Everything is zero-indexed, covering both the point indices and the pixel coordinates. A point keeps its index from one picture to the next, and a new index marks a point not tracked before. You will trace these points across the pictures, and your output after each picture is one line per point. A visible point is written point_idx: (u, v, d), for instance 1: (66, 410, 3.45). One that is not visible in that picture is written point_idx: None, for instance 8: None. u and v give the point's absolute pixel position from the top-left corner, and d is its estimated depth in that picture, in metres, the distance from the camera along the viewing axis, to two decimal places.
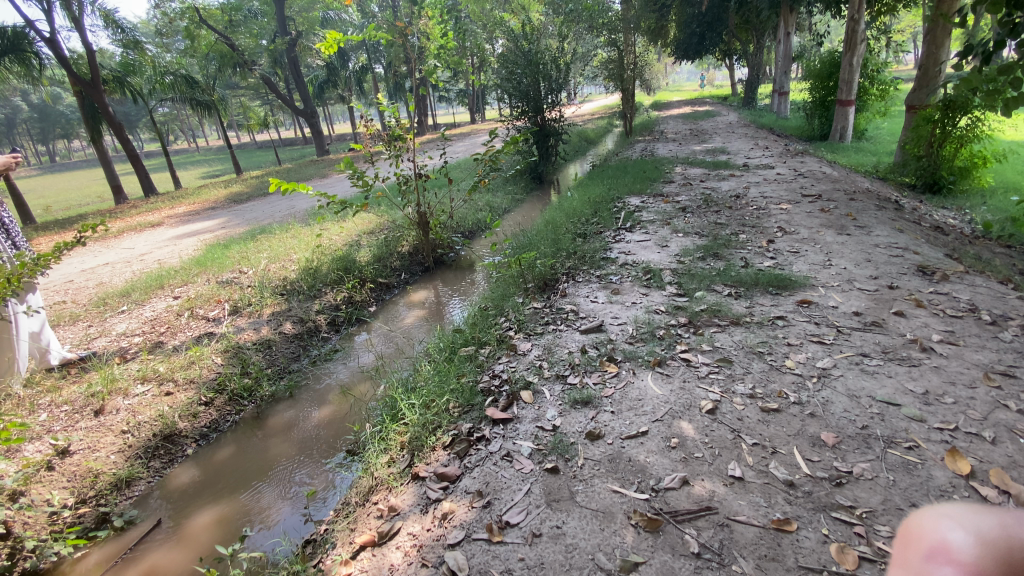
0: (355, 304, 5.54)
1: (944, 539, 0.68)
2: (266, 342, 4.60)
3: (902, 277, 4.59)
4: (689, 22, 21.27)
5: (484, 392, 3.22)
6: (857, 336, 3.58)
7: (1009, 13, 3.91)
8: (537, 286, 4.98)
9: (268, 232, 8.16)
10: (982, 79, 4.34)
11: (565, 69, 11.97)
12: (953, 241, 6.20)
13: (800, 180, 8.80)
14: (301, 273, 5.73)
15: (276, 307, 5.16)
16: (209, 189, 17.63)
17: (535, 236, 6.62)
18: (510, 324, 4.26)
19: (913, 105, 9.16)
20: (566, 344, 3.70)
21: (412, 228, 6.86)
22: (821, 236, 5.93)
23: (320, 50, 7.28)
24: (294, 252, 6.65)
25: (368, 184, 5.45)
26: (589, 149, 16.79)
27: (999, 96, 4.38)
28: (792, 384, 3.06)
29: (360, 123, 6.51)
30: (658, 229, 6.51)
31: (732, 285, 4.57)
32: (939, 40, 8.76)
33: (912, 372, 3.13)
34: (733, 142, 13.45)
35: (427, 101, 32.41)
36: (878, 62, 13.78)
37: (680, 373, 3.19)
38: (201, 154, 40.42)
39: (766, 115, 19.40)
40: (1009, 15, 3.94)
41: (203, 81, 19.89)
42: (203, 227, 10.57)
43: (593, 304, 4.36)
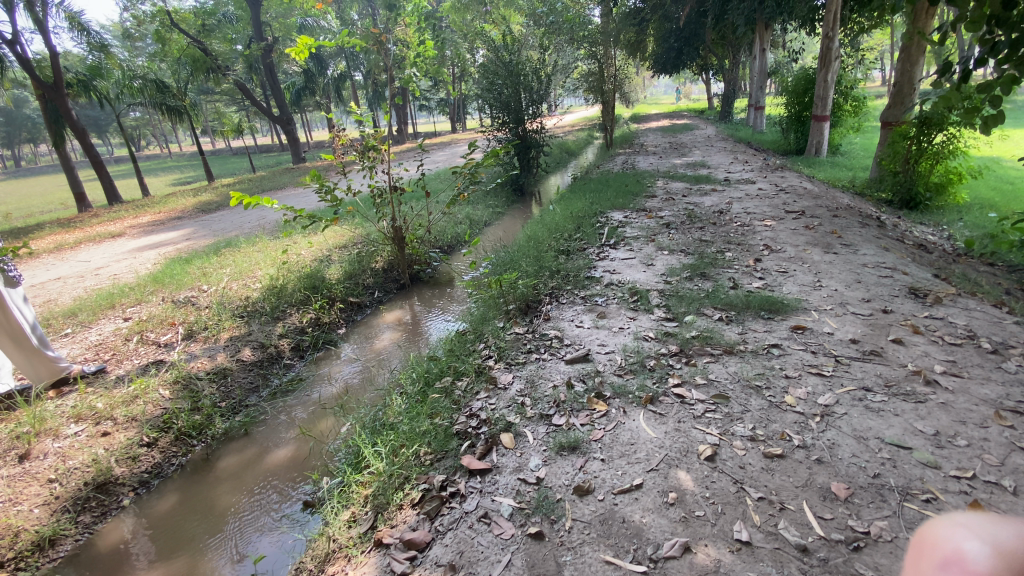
0: (322, 327, 5.17)
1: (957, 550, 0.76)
2: (221, 372, 4.20)
3: (895, 300, 4.45)
4: (668, 36, 21.52)
5: (460, 435, 2.90)
6: (857, 367, 3.38)
7: (989, 30, 3.64)
8: (518, 308, 4.69)
9: (234, 245, 7.71)
10: (960, 97, 4.14)
11: (546, 80, 11.82)
12: (937, 260, 6.14)
13: (782, 195, 8.75)
14: (265, 292, 5.33)
15: (236, 330, 4.75)
16: (178, 197, 16.92)
17: (516, 252, 6.36)
18: (489, 351, 3.96)
19: (889, 121, 9.22)
20: (550, 376, 3.40)
21: (387, 243, 6.52)
22: (808, 255, 5.79)
23: (290, 55, 6.90)
24: (258, 268, 6.24)
25: (336, 198, 5.08)
26: (571, 162, 16.68)
27: (977, 113, 4.19)
28: (794, 424, 2.82)
29: (332, 133, 6.17)
30: (642, 246, 6.32)
31: (722, 309, 4.36)
32: (913, 58, 8.82)
33: (919, 409, 2.92)
34: (713, 156, 13.50)
35: (408, 110, 32.17)
36: (852, 79, 14.03)
37: (674, 412, 2.93)
38: (173, 160, 39.35)
39: (743, 129, 19.64)
40: (989, 32, 3.67)
41: (174, 86, 19.26)
42: (167, 239, 10.01)
43: (578, 330, 4.08)
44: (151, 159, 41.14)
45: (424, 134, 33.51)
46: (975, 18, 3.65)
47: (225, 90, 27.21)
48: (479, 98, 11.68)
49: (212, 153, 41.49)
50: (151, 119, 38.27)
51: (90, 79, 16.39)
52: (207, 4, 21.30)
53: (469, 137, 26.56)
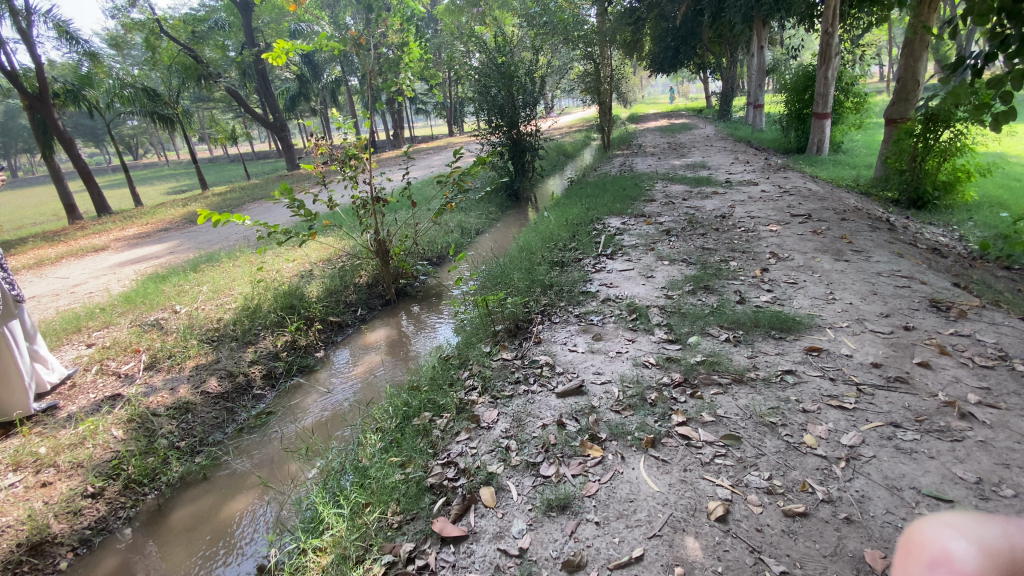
0: (298, 350, 4.82)
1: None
2: (183, 407, 3.86)
3: (916, 315, 4.09)
4: (664, 36, 21.19)
5: (433, 490, 2.54)
6: (881, 397, 3.02)
7: (999, 22, 3.34)
8: (507, 329, 4.34)
9: (215, 260, 7.36)
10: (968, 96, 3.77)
11: (540, 82, 11.47)
12: (953, 265, 5.78)
13: (786, 198, 8.39)
14: (238, 313, 4.97)
15: (202, 359, 4.40)
16: (168, 207, 16.58)
17: (507, 264, 6.01)
18: (472, 381, 3.60)
19: (894, 117, 8.83)
20: (539, 413, 3.04)
21: (371, 257, 6.16)
22: (818, 264, 5.44)
23: (267, 60, 6.51)
24: (235, 286, 5.90)
25: (309, 213, 4.69)
26: (568, 164, 16.32)
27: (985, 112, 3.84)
28: (816, 472, 2.47)
29: (310, 142, 5.82)
30: (641, 255, 5.97)
31: (729, 328, 4.00)
32: (917, 52, 8.49)
33: (956, 450, 2.56)
34: (713, 156, 13.14)
35: (405, 113, 31.86)
36: (852, 75, 13.68)
37: (679, 458, 2.57)
38: (169, 168, 39.06)
39: (742, 127, 19.27)
40: (998, 25, 3.37)
41: (165, 94, 18.94)
42: (151, 253, 9.67)
43: (571, 355, 3.72)
44: (147, 168, 40.81)
45: (420, 138, 33.20)
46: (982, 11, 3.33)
47: (218, 97, 26.90)
48: (472, 102, 11.34)
49: (208, 160, 41.21)
50: (146, 128, 38.01)
51: (78, 89, 16.06)
52: (198, 11, 21.00)
53: (465, 140, 26.27)
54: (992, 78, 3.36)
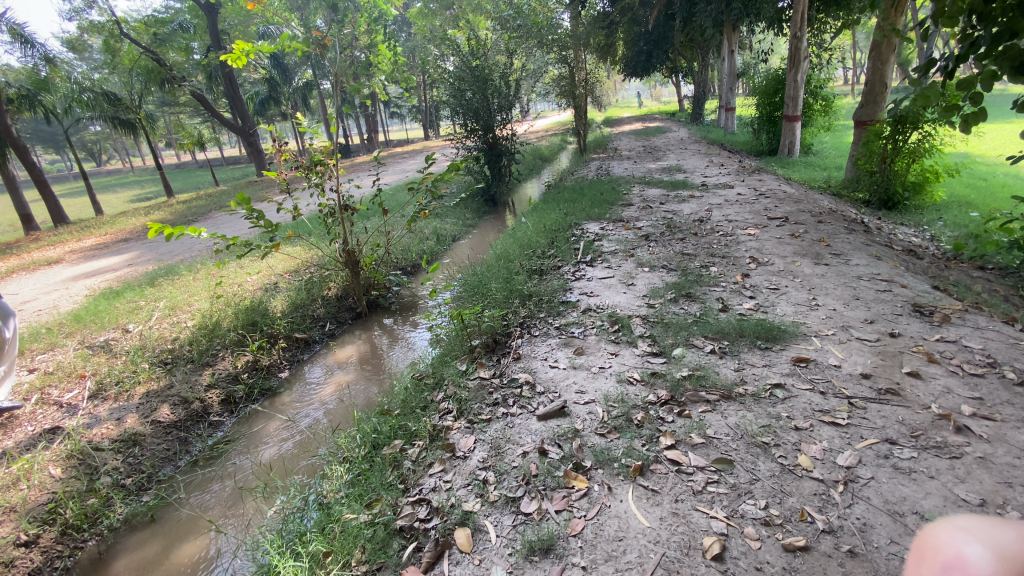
0: (260, 371, 4.52)
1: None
2: (130, 440, 3.53)
3: (900, 321, 4.01)
4: (637, 40, 21.31)
5: (403, 533, 2.32)
6: (873, 412, 2.90)
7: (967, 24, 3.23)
8: (484, 345, 4.11)
9: (174, 272, 6.96)
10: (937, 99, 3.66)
11: (515, 85, 11.30)
12: (929, 266, 5.79)
13: (762, 200, 8.38)
14: (194, 333, 4.63)
15: (154, 384, 4.06)
16: (130, 216, 15.85)
17: (484, 274, 5.79)
18: (447, 404, 3.36)
19: (863, 120, 8.91)
20: (519, 439, 2.84)
21: (341, 268, 5.88)
22: (798, 268, 5.37)
23: (226, 62, 6.17)
24: (193, 302, 5.54)
25: (269, 224, 4.39)
26: (545, 168, 16.17)
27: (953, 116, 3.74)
28: (814, 498, 2.31)
29: (273, 148, 5.52)
30: (621, 262, 5.82)
31: (713, 338, 3.86)
32: (884, 56, 8.59)
33: (956, 468, 2.44)
34: (688, 159, 13.17)
35: (378, 117, 31.39)
36: (820, 78, 13.91)
37: (669, 488, 2.39)
38: (132, 175, 37.63)
39: (715, 130, 19.43)
40: (967, 27, 3.26)
41: (127, 98, 18.17)
42: (108, 265, 9.14)
43: (552, 371, 3.52)
44: (109, 175, 39.25)
45: (394, 142, 32.71)
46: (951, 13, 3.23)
47: (183, 101, 26.04)
48: (446, 105, 11.11)
49: (175, 166, 39.94)
50: (109, 135, 36.57)
51: (33, 94, 15.26)
52: (161, 13, 20.26)
53: (440, 144, 25.97)
54: (962, 80, 3.24)
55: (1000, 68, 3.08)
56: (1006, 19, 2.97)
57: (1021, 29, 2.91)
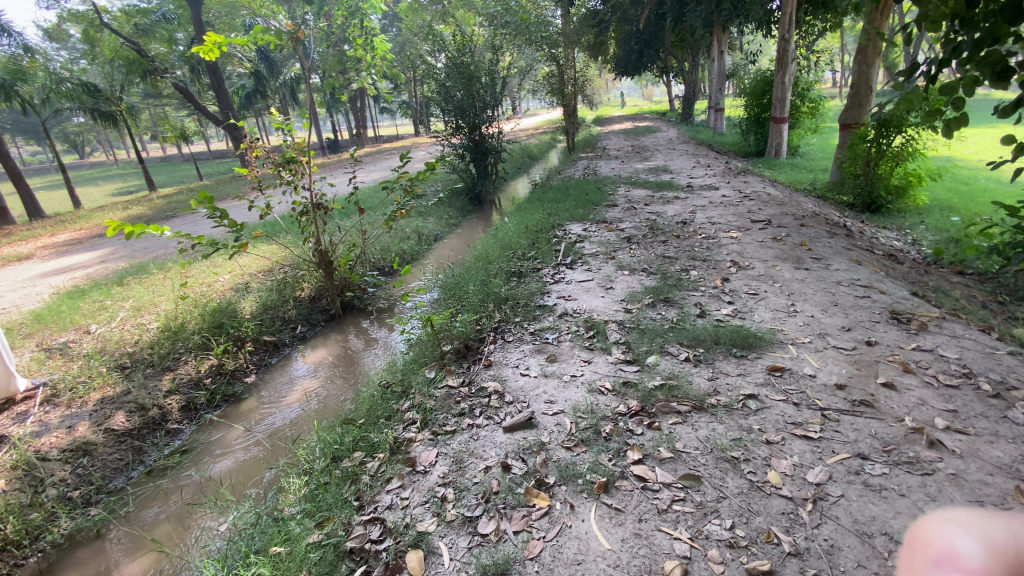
0: (224, 376, 4.37)
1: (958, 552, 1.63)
2: (81, 449, 3.38)
3: (877, 328, 3.96)
4: (628, 39, 21.25)
5: (353, 555, 2.21)
6: (846, 424, 2.84)
7: (952, 28, 3.15)
8: (456, 351, 3.98)
9: (145, 271, 6.75)
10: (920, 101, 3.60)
11: (502, 82, 11.15)
12: (908, 271, 5.77)
13: (746, 202, 8.34)
14: (156, 336, 4.46)
15: (110, 390, 3.88)
16: (107, 211, 15.41)
17: (462, 275, 5.68)
18: (411, 414, 3.25)
19: (848, 123, 8.89)
20: (482, 452, 2.73)
21: (314, 268, 5.73)
22: (778, 273, 5.31)
23: (198, 54, 5.95)
24: (159, 302, 5.36)
25: (235, 224, 4.22)
26: (533, 167, 16.02)
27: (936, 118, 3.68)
28: (781, 517, 2.24)
29: (243, 143, 5.34)
30: (601, 264, 5.72)
31: (689, 346, 3.77)
32: (869, 59, 8.57)
33: (927, 485, 2.37)
34: (676, 160, 13.13)
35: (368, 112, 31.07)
36: (808, 80, 13.93)
37: (633, 506, 2.29)
38: (116, 168, 36.88)
39: (704, 131, 19.39)
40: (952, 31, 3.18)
41: (108, 89, 17.73)
42: (79, 262, 8.88)
43: (522, 380, 3.41)
44: (92, 168, 38.37)
45: (383, 138, 32.38)
46: (935, 18, 3.15)
47: (167, 94, 25.52)
48: (432, 101, 10.94)
49: (159, 160, 39.17)
50: (92, 127, 35.79)
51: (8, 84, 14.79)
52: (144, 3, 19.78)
53: (428, 140, 25.68)
54: (946, 85, 3.15)
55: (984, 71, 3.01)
56: (988, 26, 2.92)
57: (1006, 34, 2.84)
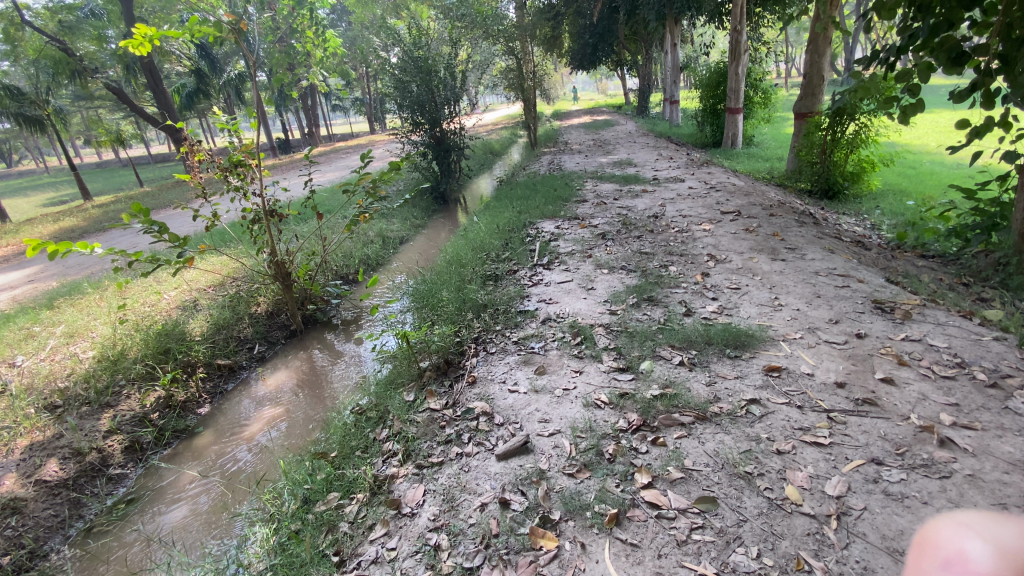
0: (174, 409, 3.92)
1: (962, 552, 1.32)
2: (7, 507, 2.83)
3: (864, 319, 3.90)
4: (582, 33, 21.22)
5: None
6: (854, 426, 2.72)
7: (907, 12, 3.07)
8: (436, 366, 3.68)
9: (79, 291, 6.08)
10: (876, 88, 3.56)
11: (461, 77, 10.79)
12: (877, 256, 5.81)
13: (714, 193, 8.33)
14: (93, 367, 3.94)
15: (40, 434, 3.34)
16: (36, 224, 14.09)
17: (433, 281, 5.35)
18: (392, 445, 2.94)
19: (802, 112, 8.93)
20: (477, 486, 2.46)
21: (270, 281, 5.27)
22: (757, 265, 5.24)
23: (126, 48, 5.34)
24: (95, 327, 4.79)
25: (177, 237, 3.75)
26: (496, 163, 15.72)
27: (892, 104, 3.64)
28: (808, 539, 2.07)
29: (183, 146, 4.82)
30: (579, 263, 5.52)
31: (681, 348, 3.60)
32: (821, 48, 8.68)
33: (948, 490, 2.25)
34: (638, 152, 13.11)
35: (320, 110, 29.91)
36: (760, 71, 14.18)
37: (650, 540, 2.08)
38: (47, 177, 34.18)
39: (661, 123, 19.57)
40: (907, 16, 3.11)
41: (31, 91, 16.24)
42: (4, 282, 7.99)
43: (511, 398, 3.14)
44: (21, 177, 35.52)
45: (338, 138, 31.30)
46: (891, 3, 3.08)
47: (100, 95, 23.72)
48: (388, 98, 10.47)
49: (95, 166, 36.56)
50: (17, 135, 32.89)
51: None
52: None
53: (385, 138, 24.92)
54: (900, 73, 3.11)
55: (938, 58, 2.95)
56: (942, 11, 2.84)
57: (958, 19, 2.79)
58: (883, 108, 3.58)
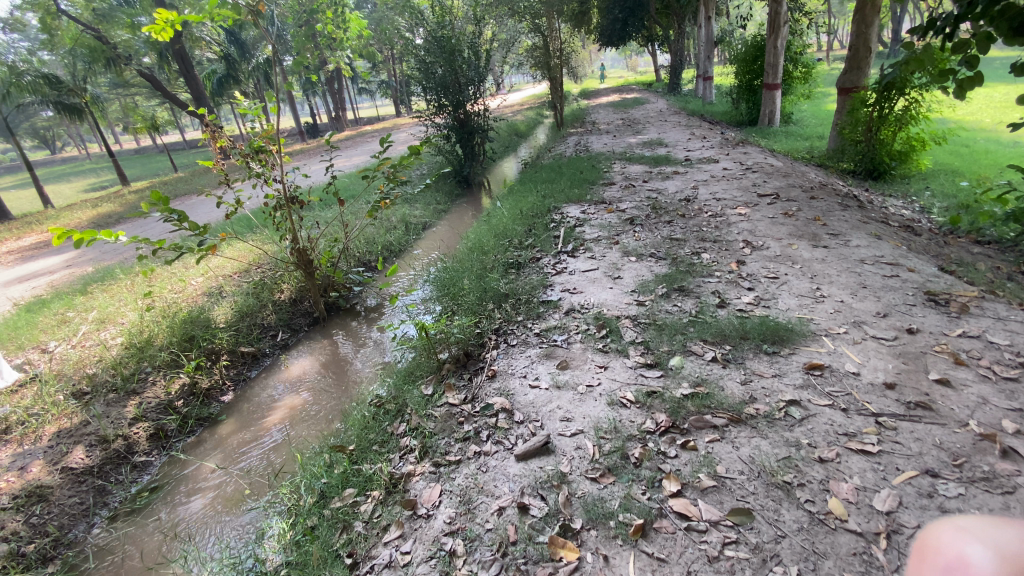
0: (198, 397, 3.95)
1: (964, 555, 0.88)
2: (34, 495, 2.91)
3: (915, 313, 3.60)
4: (612, 7, 20.47)
5: None
6: (905, 432, 2.50)
7: None
8: (455, 359, 3.59)
9: (112, 276, 6.20)
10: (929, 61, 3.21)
11: (486, 56, 10.52)
12: (928, 242, 5.39)
13: (750, 175, 7.92)
14: (121, 354, 4.00)
15: (68, 421, 3.42)
16: (76, 210, 14.50)
17: (455, 269, 5.24)
18: (409, 441, 2.86)
19: (846, 88, 8.36)
20: (495, 488, 2.36)
21: (293, 268, 5.27)
22: (796, 252, 4.94)
23: (149, 33, 5.30)
24: (125, 313, 4.87)
25: (198, 226, 3.72)
26: (521, 145, 15.41)
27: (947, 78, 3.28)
28: (854, 559, 1.88)
29: (205, 132, 4.78)
30: (605, 250, 5.31)
31: (713, 344, 3.39)
32: (868, 18, 8.02)
33: (1013, 509, 2.02)
34: (669, 132, 12.62)
35: (347, 93, 29.93)
36: (800, 44, 13.38)
37: (678, 555, 1.94)
38: (89, 163, 35.34)
39: (693, 101, 18.80)
40: None
41: (70, 80, 16.64)
42: (45, 267, 8.24)
43: (532, 394, 3.02)
44: (65, 163, 36.89)
45: (364, 121, 31.30)
46: None
47: (135, 82, 24.22)
48: (412, 80, 10.30)
49: (133, 152, 37.61)
50: (61, 121, 33.90)
51: None
52: None
53: (410, 121, 24.77)
54: (958, 43, 2.77)
55: (1002, 26, 2.62)
56: None
57: None
58: (937, 82, 3.23)
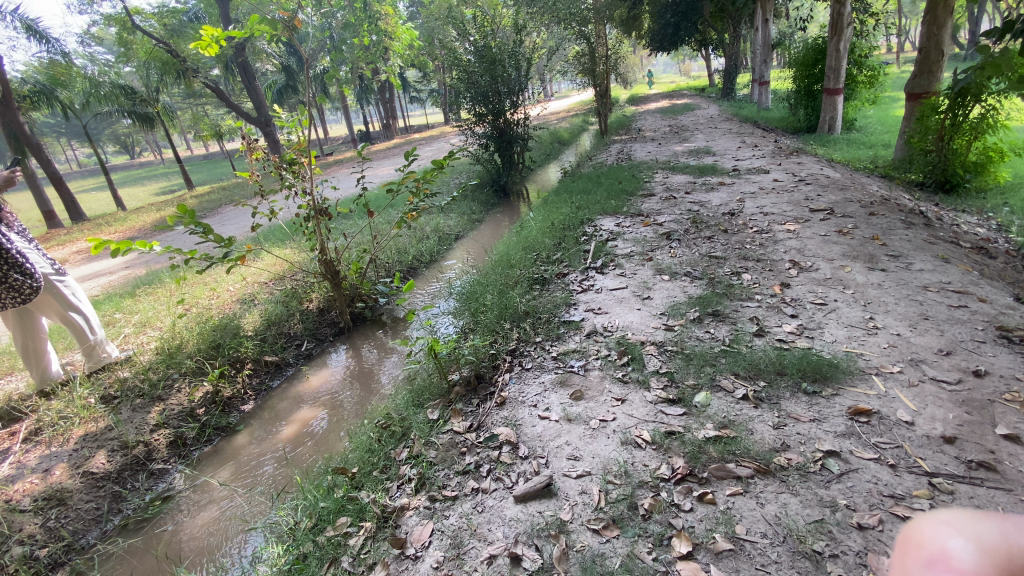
0: (219, 405, 4.02)
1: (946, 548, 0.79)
2: (54, 498, 3.00)
3: (985, 352, 3.15)
4: (663, 12, 19.91)
5: None
6: (964, 499, 2.14)
7: None
8: (467, 381, 3.47)
9: (160, 280, 6.49)
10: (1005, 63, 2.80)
11: (527, 65, 10.41)
12: (1006, 266, 4.79)
13: (803, 187, 7.40)
14: (152, 360, 4.13)
15: (94, 424, 3.52)
16: (143, 213, 15.48)
17: (479, 283, 5.13)
18: (409, 470, 2.75)
19: (915, 93, 7.67)
20: (488, 533, 2.22)
21: (322, 278, 5.32)
22: (848, 275, 4.51)
23: (196, 49, 5.48)
24: (163, 319, 5.04)
25: (222, 238, 3.77)
26: (564, 153, 15.19)
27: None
28: None
29: (241, 145, 4.88)
30: (636, 268, 5.06)
31: (746, 378, 3.09)
32: (941, 18, 7.34)
33: None
34: (718, 140, 12.07)
35: (397, 101, 30.63)
36: (866, 46, 12.48)
37: None
38: (161, 168, 37.85)
39: (748, 106, 17.94)
40: None
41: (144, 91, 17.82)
42: (108, 268, 8.77)
43: (542, 427, 2.85)
44: (143, 168, 39.81)
45: (413, 128, 31.90)
46: None
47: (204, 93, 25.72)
48: (453, 89, 10.33)
49: (202, 158, 40.03)
50: (140, 129, 36.45)
51: (49, 90, 14.74)
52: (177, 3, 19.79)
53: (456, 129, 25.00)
54: None
55: None
56: None
57: None
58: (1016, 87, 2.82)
